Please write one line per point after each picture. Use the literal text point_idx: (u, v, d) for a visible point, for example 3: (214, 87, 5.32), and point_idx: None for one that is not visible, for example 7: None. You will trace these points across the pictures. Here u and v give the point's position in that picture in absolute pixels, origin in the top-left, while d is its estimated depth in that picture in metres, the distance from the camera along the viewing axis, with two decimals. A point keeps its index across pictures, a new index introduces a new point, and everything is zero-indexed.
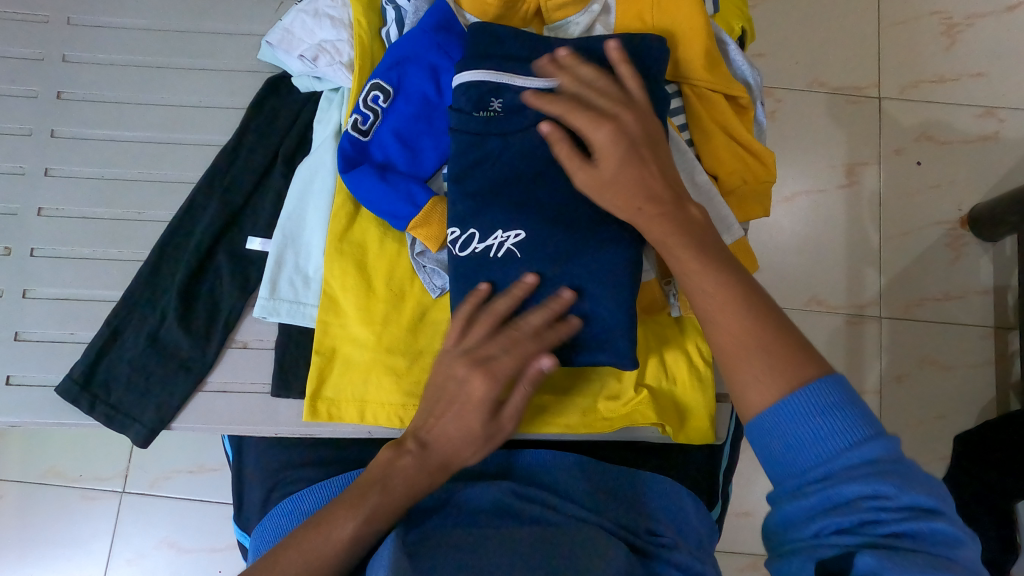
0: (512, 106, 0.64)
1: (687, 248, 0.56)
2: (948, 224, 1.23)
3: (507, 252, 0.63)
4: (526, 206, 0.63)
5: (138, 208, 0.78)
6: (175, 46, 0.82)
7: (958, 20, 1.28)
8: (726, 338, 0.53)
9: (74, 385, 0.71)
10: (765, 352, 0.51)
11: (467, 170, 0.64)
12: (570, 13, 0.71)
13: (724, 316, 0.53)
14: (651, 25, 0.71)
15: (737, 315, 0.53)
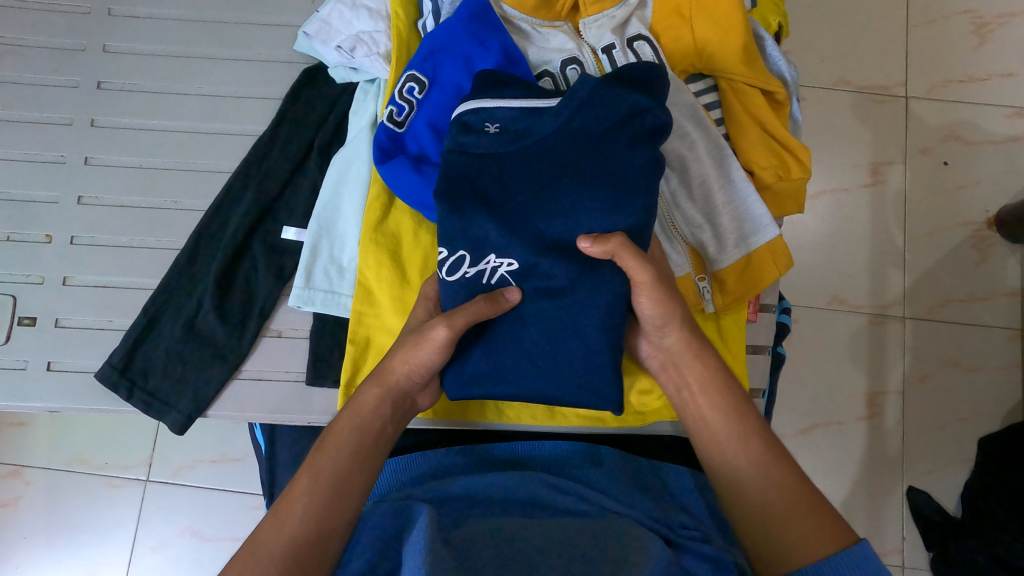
0: (510, 127, 0.61)
1: (721, 404, 0.59)
2: (975, 225, 1.22)
3: (501, 279, 0.62)
4: (522, 232, 0.61)
5: (175, 197, 0.79)
6: (210, 37, 0.83)
7: (989, 19, 1.27)
8: (773, 489, 0.54)
9: (113, 371, 0.72)
10: (805, 484, 0.55)
11: (462, 195, 0.61)
12: (607, 7, 0.72)
13: (773, 471, 0.55)
14: (689, 19, 0.71)
15: (785, 471, 0.55)
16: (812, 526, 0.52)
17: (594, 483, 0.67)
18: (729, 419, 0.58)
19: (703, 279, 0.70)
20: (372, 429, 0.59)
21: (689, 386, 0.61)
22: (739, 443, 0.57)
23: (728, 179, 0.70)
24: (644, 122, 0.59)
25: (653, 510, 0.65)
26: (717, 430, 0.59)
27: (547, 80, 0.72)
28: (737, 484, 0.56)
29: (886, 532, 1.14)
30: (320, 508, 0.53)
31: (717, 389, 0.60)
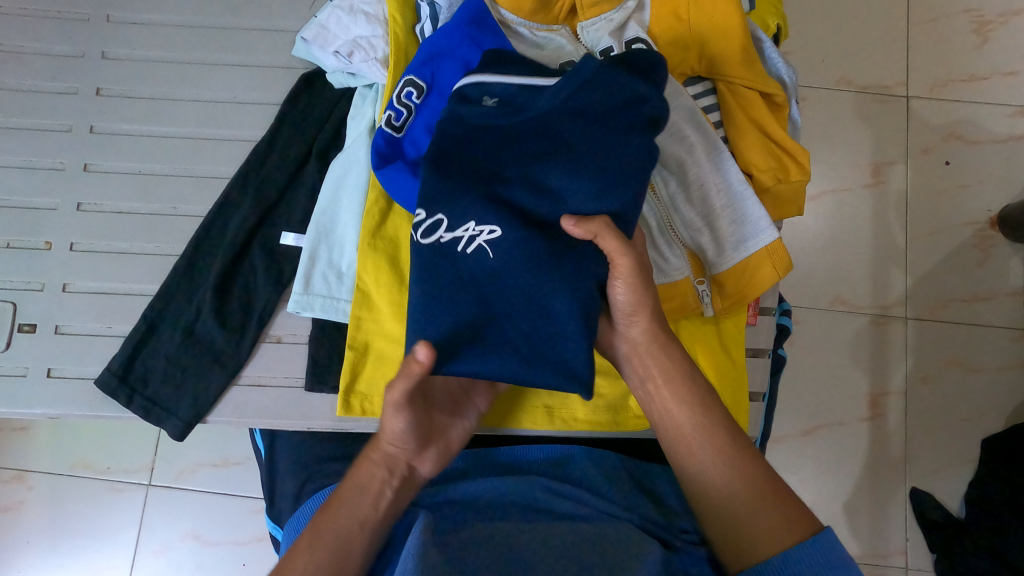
0: (506, 100, 0.60)
1: (689, 396, 0.59)
2: (977, 225, 1.21)
3: (478, 248, 0.58)
4: (506, 203, 0.59)
5: (174, 203, 0.79)
6: (208, 43, 0.83)
7: (990, 17, 1.27)
8: (742, 483, 0.56)
9: (113, 378, 0.72)
10: (768, 473, 0.57)
11: (452, 163, 0.60)
12: (604, 10, 0.71)
13: (741, 464, 0.57)
14: (687, 21, 0.70)
15: (752, 462, 0.57)
16: (779, 515, 0.54)
17: (591, 487, 0.67)
18: (696, 413, 0.58)
19: (702, 283, 0.71)
20: (367, 495, 0.58)
21: (654, 377, 0.60)
22: (706, 436, 0.58)
23: (727, 182, 0.70)
24: (643, 110, 0.57)
25: (651, 514, 0.65)
26: (684, 424, 0.59)
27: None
28: (705, 477, 0.57)
29: (889, 534, 1.14)
30: None
31: (683, 382, 0.59)
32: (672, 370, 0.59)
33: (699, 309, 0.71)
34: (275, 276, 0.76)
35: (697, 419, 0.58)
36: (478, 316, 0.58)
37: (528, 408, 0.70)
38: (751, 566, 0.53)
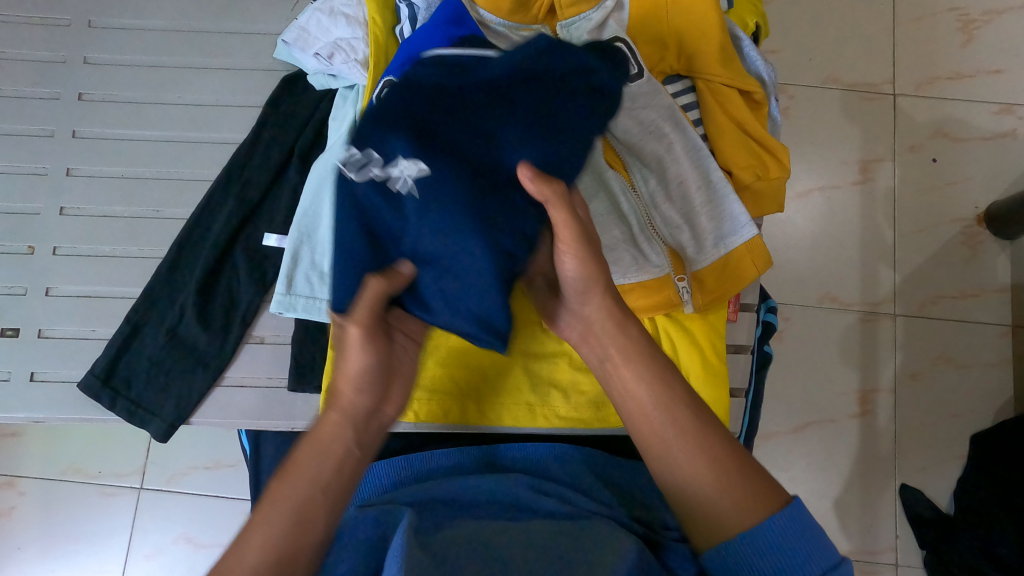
0: (455, 55, 0.56)
1: (647, 375, 0.57)
2: (965, 222, 1.22)
3: (407, 188, 0.53)
4: (442, 146, 0.53)
5: (156, 206, 0.79)
6: (191, 47, 0.83)
7: (976, 16, 1.27)
8: (704, 463, 0.54)
9: (97, 381, 0.72)
10: (734, 448, 0.55)
11: (394, 104, 0.53)
12: (583, 10, 0.71)
13: (705, 443, 0.54)
14: (666, 19, 0.71)
15: (715, 440, 0.55)
16: (746, 490, 0.53)
17: (575, 484, 0.67)
18: (658, 390, 0.56)
19: (682, 279, 0.69)
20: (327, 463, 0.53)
21: (611, 355, 0.58)
22: (667, 414, 0.55)
23: (706, 180, 0.70)
24: (594, 80, 0.57)
25: (634, 510, 0.65)
26: (646, 404, 0.56)
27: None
28: (670, 459, 0.55)
29: (879, 530, 1.14)
30: (277, 549, 0.49)
31: (643, 357, 0.57)
32: (631, 347, 0.57)
33: (680, 306, 0.69)
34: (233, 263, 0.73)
35: (659, 397, 0.56)
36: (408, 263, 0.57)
37: (511, 405, 0.71)
38: (715, 546, 0.52)
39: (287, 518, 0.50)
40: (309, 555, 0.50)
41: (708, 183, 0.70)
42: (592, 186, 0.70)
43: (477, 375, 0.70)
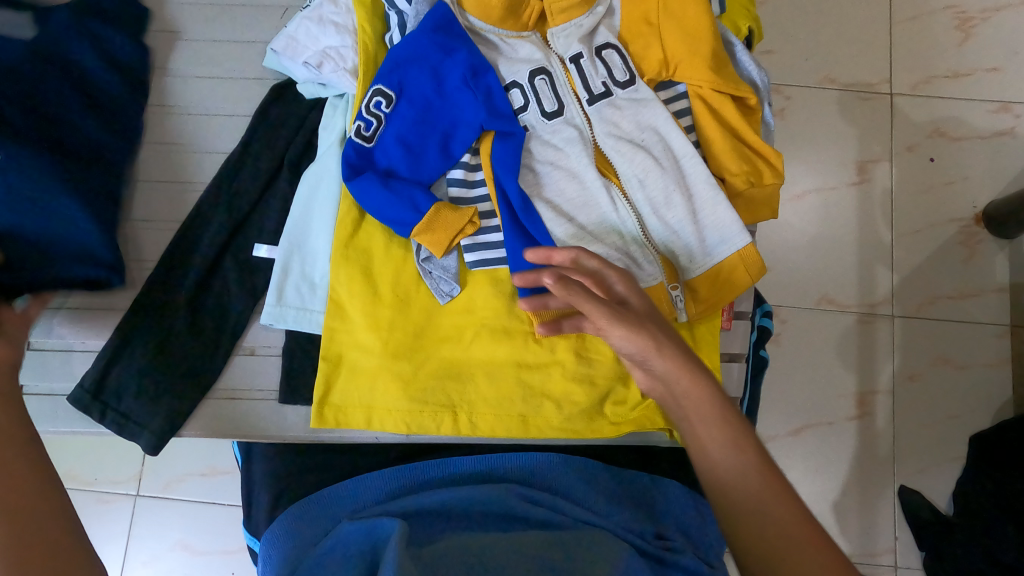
0: None
1: (718, 436, 0.56)
2: (963, 222, 1.21)
3: None
4: None
5: (145, 216, 0.80)
6: (183, 57, 0.84)
7: (973, 14, 1.27)
8: (772, 528, 0.51)
9: (86, 394, 0.71)
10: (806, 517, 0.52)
11: None
12: (575, 15, 0.71)
13: (777, 505, 0.52)
14: (657, 26, 0.71)
15: (789, 505, 0.52)
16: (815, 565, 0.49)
17: (568, 493, 0.67)
18: (732, 456, 0.55)
19: (675, 288, 0.70)
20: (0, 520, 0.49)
21: (689, 420, 0.57)
22: (736, 472, 0.54)
23: (703, 186, 0.70)
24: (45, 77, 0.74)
25: (627, 520, 0.65)
26: (717, 463, 0.55)
27: (516, 91, 0.71)
28: (738, 518, 0.53)
29: (878, 532, 1.14)
30: None
31: (720, 421, 0.56)
32: (702, 410, 0.56)
33: (672, 315, 0.69)
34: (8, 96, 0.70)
35: (735, 461, 0.55)
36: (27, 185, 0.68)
37: (503, 417, 0.69)
38: None
39: None
40: None
41: (701, 192, 0.70)
42: (583, 193, 0.70)
43: (469, 386, 0.70)
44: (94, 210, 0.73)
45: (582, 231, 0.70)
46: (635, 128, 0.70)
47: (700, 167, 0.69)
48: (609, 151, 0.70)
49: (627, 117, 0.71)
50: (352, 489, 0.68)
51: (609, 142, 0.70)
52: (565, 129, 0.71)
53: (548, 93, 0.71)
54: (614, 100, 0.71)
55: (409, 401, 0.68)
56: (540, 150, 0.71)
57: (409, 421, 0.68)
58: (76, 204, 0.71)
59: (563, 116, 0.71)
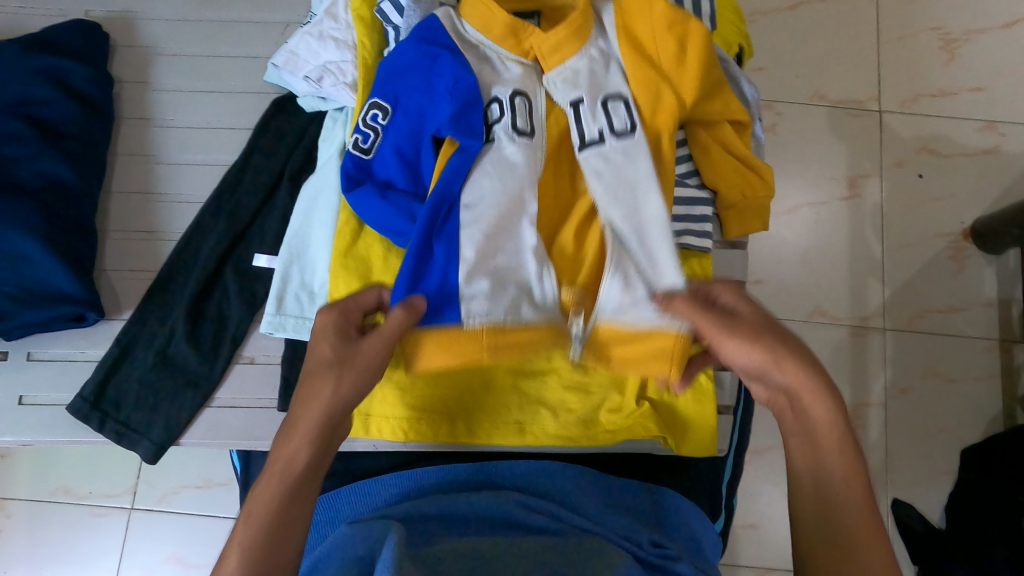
0: None
1: (846, 467, 0.55)
2: (952, 237, 1.23)
3: None
4: None
5: (147, 228, 0.81)
6: (182, 71, 0.85)
7: (957, 35, 1.30)
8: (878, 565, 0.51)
9: (86, 403, 0.73)
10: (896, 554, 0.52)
11: None
12: (568, 55, 0.72)
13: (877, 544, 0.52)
14: (652, 66, 0.71)
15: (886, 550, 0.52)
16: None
17: (565, 501, 0.68)
18: (844, 484, 0.54)
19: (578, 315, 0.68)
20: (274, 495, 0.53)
21: (822, 446, 0.56)
22: (859, 510, 0.53)
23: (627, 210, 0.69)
24: (33, 110, 0.77)
25: (625, 528, 0.65)
26: (840, 492, 0.54)
27: (495, 106, 0.70)
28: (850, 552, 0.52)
29: None
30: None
31: (842, 448, 0.55)
32: (825, 431, 0.56)
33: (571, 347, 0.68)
34: (23, 128, 0.75)
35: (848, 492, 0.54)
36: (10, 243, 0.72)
37: (500, 424, 0.70)
38: None
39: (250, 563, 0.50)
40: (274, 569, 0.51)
41: (660, 258, 0.67)
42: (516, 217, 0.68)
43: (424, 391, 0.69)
44: (64, 247, 0.74)
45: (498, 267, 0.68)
46: (620, 176, 0.69)
47: (665, 233, 0.68)
48: (593, 196, 0.69)
49: (614, 159, 0.69)
50: (351, 495, 0.68)
51: (592, 185, 0.69)
52: (528, 151, 0.69)
53: (524, 114, 0.70)
54: (604, 148, 0.70)
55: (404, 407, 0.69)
56: (485, 171, 0.69)
57: (406, 428, 0.69)
58: (63, 242, 0.74)
59: (531, 139, 0.69)
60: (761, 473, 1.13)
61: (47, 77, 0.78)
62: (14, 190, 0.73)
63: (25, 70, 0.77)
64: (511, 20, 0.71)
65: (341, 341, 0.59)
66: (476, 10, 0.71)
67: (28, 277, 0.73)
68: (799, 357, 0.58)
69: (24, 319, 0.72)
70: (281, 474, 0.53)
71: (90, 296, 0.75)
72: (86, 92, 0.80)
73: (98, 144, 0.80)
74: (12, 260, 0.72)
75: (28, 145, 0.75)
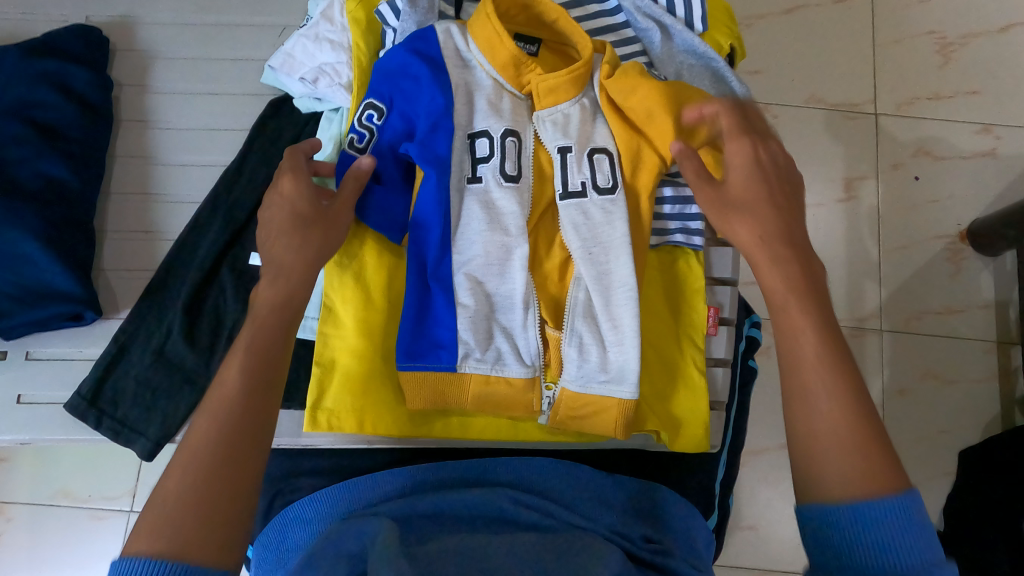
0: None
1: (802, 314, 0.55)
2: (948, 239, 1.24)
3: None
4: None
5: (145, 228, 0.82)
6: (182, 74, 0.86)
7: (952, 39, 1.30)
8: (825, 422, 0.51)
9: (83, 402, 0.74)
10: (865, 415, 0.51)
11: None
12: (561, 99, 0.72)
13: (827, 397, 0.52)
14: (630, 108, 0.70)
15: (838, 400, 0.52)
16: (859, 463, 0.50)
17: (558, 497, 0.68)
18: (795, 334, 0.55)
19: (558, 332, 0.70)
20: (235, 389, 0.53)
21: (779, 298, 0.56)
22: (819, 365, 0.53)
23: (589, 254, 0.68)
24: (34, 112, 0.78)
25: (617, 523, 0.66)
26: (800, 349, 0.54)
27: (484, 140, 0.70)
28: (807, 412, 0.52)
29: None
30: (194, 480, 0.49)
31: (793, 306, 0.56)
32: (777, 289, 0.57)
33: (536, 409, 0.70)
34: (24, 130, 0.76)
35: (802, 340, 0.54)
36: (10, 244, 0.73)
37: (493, 420, 0.72)
38: (818, 507, 0.50)
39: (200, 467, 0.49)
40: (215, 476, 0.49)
41: (626, 326, 0.67)
42: (502, 246, 0.69)
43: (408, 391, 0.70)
44: (62, 248, 0.75)
45: (474, 317, 0.68)
46: (594, 235, 0.69)
47: (631, 301, 0.67)
48: (568, 248, 0.69)
49: (593, 220, 0.69)
50: (344, 492, 0.68)
51: (568, 238, 0.69)
52: (511, 199, 0.69)
53: (512, 155, 0.70)
54: (584, 200, 0.69)
55: (400, 403, 0.70)
56: (475, 204, 0.69)
57: (399, 425, 0.69)
58: (63, 241, 0.75)
59: (518, 183, 0.70)
60: (759, 475, 1.13)
61: (48, 80, 0.79)
62: (14, 191, 0.74)
63: (27, 73, 0.78)
64: (517, 51, 0.70)
65: (313, 202, 0.64)
66: (482, 31, 0.70)
67: (28, 277, 0.74)
68: (757, 226, 0.59)
69: (24, 318, 0.73)
70: (218, 407, 0.52)
71: (89, 296, 0.75)
72: (86, 95, 0.81)
73: (98, 147, 0.81)
74: (12, 260, 0.73)
75: (29, 147, 0.76)
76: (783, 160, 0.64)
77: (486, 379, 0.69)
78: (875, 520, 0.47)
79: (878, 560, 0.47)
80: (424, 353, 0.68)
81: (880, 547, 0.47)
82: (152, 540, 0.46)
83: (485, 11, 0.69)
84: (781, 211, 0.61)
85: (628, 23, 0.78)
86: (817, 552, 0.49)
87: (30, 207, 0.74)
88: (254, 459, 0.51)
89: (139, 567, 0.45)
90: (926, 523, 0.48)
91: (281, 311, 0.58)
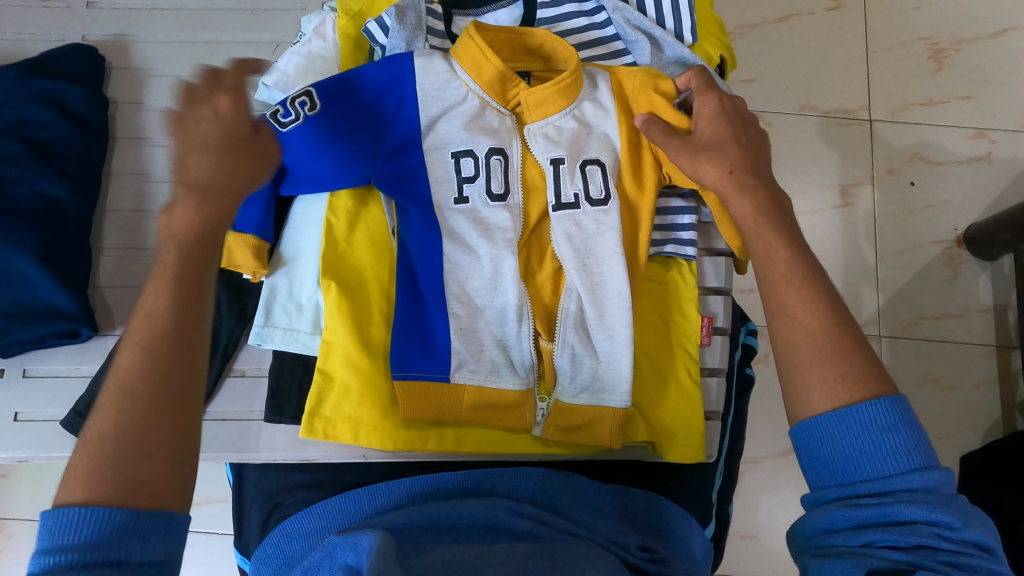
0: None
1: (773, 233, 0.58)
2: (946, 244, 1.24)
3: None
4: None
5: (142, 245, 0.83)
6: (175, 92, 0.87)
7: (945, 45, 1.31)
8: (803, 335, 0.54)
9: (79, 419, 0.73)
10: (842, 325, 0.54)
11: None
12: (550, 112, 0.72)
13: (808, 313, 0.54)
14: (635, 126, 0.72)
15: (820, 315, 0.54)
16: (837, 366, 0.52)
17: (553, 507, 0.68)
18: (772, 255, 0.57)
19: (551, 344, 0.70)
20: (165, 323, 0.49)
21: (749, 225, 0.60)
22: (796, 283, 0.55)
23: (585, 266, 0.69)
24: (30, 132, 0.78)
25: (611, 531, 0.66)
26: (783, 269, 0.56)
27: (468, 159, 0.71)
28: (791, 329, 0.54)
29: None
30: (130, 423, 0.46)
31: (765, 230, 0.58)
32: (748, 220, 0.60)
33: (530, 425, 0.70)
34: (20, 150, 0.77)
35: (770, 263, 0.57)
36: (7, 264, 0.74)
37: (490, 431, 0.72)
38: (806, 422, 0.53)
39: (133, 405, 0.47)
40: (149, 417, 0.47)
41: (619, 335, 0.68)
42: (495, 257, 0.69)
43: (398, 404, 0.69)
44: (58, 267, 0.75)
45: (464, 328, 0.69)
46: (586, 246, 0.70)
47: (624, 312, 0.68)
48: (560, 258, 0.70)
49: (586, 232, 0.70)
50: (340, 505, 0.68)
51: (560, 248, 0.70)
52: (501, 215, 0.70)
53: (499, 174, 0.71)
54: (577, 212, 0.70)
55: (395, 416, 0.69)
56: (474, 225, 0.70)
57: (396, 438, 0.69)
58: (59, 260, 0.76)
59: (505, 202, 0.71)
60: (759, 483, 1.13)
61: (42, 98, 0.79)
62: (10, 209, 0.75)
63: (23, 94, 0.79)
64: (503, 68, 0.70)
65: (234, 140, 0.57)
66: (466, 51, 0.71)
67: (26, 297, 0.74)
68: (725, 162, 0.62)
69: (20, 335, 0.73)
70: (148, 337, 0.49)
71: (86, 313, 0.76)
72: (82, 114, 0.81)
73: (93, 164, 0.82)
74: (9, 279, 0.74)
75: (25, 165, 0.76)
76: (747, 113, 0.67)
77: (480, 390, 0.69)
78: (862, 423, 0.50)
79: (868, 460, 0.49)
80: (416, 365, 0.68)
81: (873, 448, 0.49)
82: (86, 490, 0.44)
83: (469, 32, 0.70)
84: (746, 150, 0.63)
85: (617, 36, 0.79)
86: (816, 463, 0.52)
87: (25, 226, 0.74)
88: (187, 397, 0.49)
89: (76, 518, 0.43)
90: (912, 420, 0.50)
91: (199, 239, 0.53)
